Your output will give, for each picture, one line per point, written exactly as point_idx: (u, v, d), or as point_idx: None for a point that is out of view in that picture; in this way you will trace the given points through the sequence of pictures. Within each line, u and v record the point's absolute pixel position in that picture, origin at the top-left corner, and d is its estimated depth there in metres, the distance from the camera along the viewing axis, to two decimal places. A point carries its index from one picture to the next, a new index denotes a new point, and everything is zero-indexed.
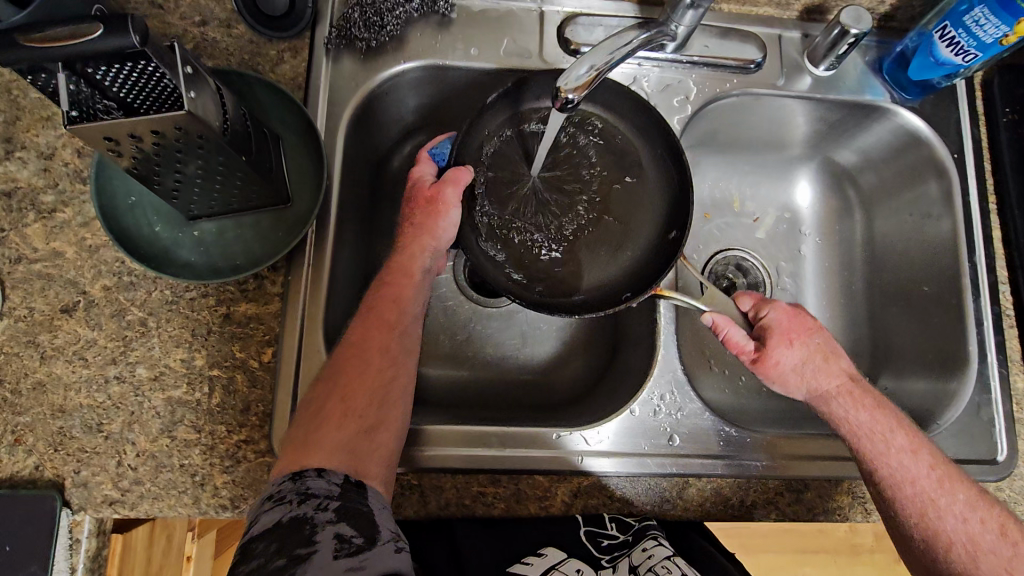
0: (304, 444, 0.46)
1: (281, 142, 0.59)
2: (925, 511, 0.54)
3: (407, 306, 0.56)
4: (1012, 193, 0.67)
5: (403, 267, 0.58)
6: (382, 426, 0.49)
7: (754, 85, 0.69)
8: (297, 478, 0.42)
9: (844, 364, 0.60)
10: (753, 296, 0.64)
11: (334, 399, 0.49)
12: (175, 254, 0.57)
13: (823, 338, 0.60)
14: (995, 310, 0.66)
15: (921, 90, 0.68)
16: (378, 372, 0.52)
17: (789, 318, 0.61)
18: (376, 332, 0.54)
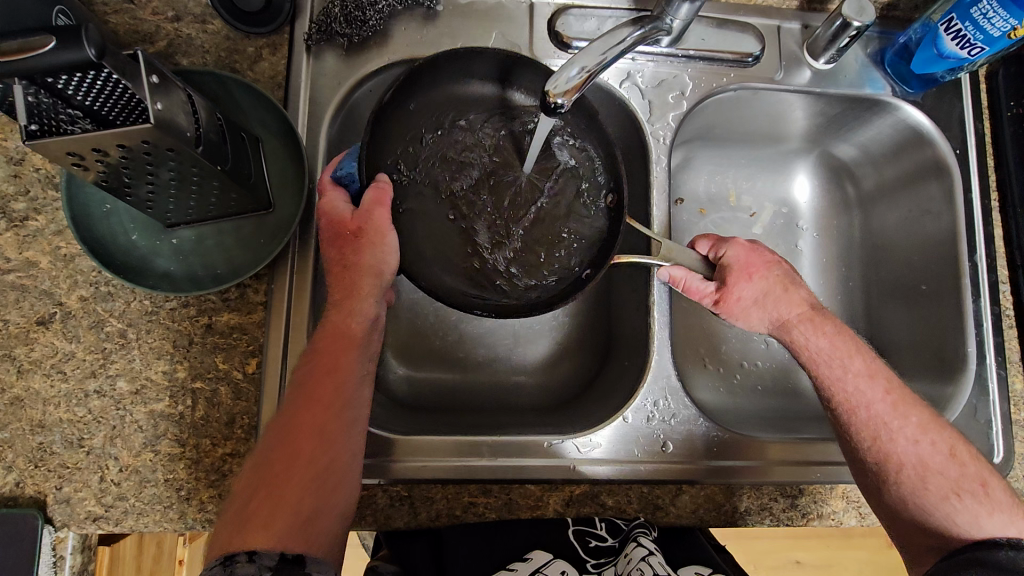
0: (241, 529, 0.44)
1: (261, 145, 0.57)
2: (878, 435, 0.54)
3: (345, 377, 0.52)
4: (1015, 191, 0.66)
5: (341, 330, 0.53)
6: (326, 500, 0.47)
7: (751, 80, 0.66)
8: (226, 565, 0.41)
9: (804, 293, 0.59)
10: (709, 238, 0.61)
11: (262, 490, 0.46)
12: (154, 263, 0.55)
13: (779, 269, 0.59)
14: (995, 311, 0.65)
15: (923, 83, 0.66)
16: (314, 454, 0.48)
17: (746, 253, 0.59)
18: (309, 410, 0.49)
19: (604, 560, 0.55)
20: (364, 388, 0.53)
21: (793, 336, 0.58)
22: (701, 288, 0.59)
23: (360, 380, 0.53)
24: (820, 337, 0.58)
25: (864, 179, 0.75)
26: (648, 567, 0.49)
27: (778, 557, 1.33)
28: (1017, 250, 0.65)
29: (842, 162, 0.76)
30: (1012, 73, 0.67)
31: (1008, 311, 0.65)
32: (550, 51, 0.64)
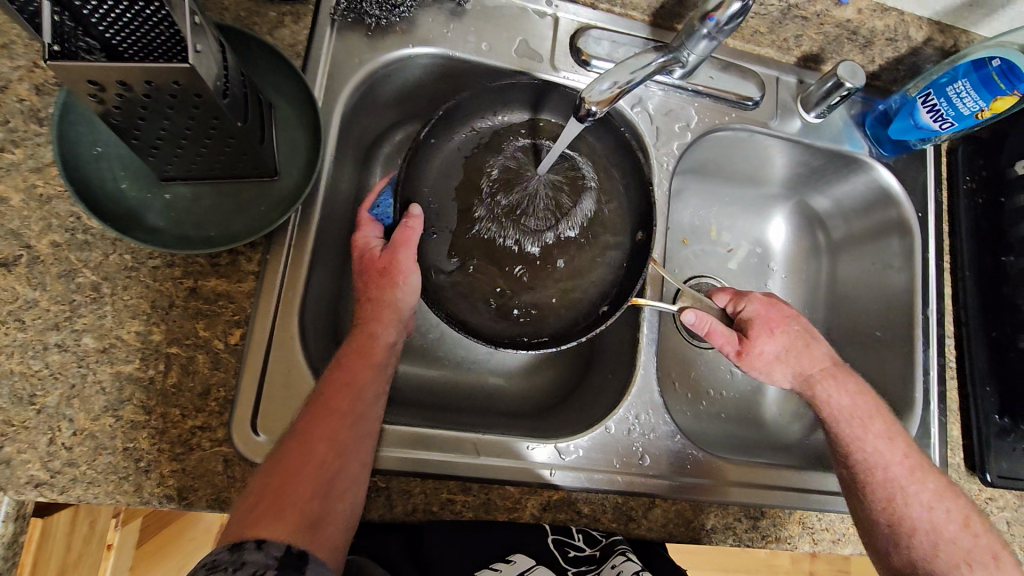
0: (248, 521, 0.42)
1: (275, 111, 0.55)
2: (894, 498, 0.58)
3: (363, 393, 0.51)
4: (965, 255, 0.72)
5: (363, 348, 0.53)
6: (333, 508, 0.46)
7: (750, 122, 0.71)
8: (234, 550, 0.39)
9: (825, 350, 0.63)
10: (728, 292, 0.65)
11: (268, 494, 0.44)
12: (144, 217, 0.51)
13: (799, 324, 0.63)
14: (940, 361, 0.70)
15: (896, 148, 0.72)
16: (321, 468, 0.46)
17: (766, 307, 0.63)
18: (320, 424, 0.48)
19: (584, 568, 0.53)
20: (380, 405, 0.52)
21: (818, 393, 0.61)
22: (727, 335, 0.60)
23: (373, 400, 0.52)
24: (839, 394, 0.61)
25: (834, 230, 0.82)
26: None
27: None
28: (963, 309, 0.71)
29: (816, 212, 0.82)
30: (969, 151, 0.75)
31: (950, 363, 0.71)
32: (570, 66, 0.66)
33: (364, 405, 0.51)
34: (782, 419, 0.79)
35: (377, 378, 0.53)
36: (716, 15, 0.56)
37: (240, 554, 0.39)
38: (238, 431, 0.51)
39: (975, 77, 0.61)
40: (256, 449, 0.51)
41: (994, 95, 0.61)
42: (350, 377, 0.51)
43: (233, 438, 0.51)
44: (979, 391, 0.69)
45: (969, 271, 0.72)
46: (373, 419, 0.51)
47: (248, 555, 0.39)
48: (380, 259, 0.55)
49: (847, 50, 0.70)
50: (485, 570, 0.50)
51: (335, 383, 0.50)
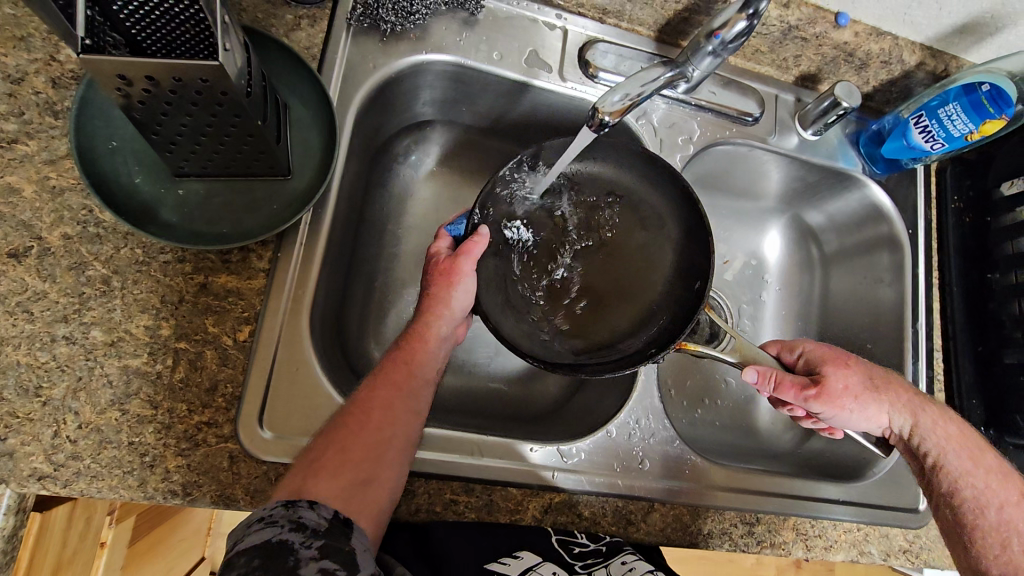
0: (303, 478, 0.45)
1: (289, 112, 0.56)
2: (1008, 543, 0.54)
3: (419, 370, 0.55)
4: (953, 272, 0.75)
5: (419, 332, 0.56)
6: (380, 472, 0.48)
7: (749, 137, 0.73)
8: (289, 506, 0.42)
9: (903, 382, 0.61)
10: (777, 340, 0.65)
11: (330, 448, 0.47)
12: (157, 212, 0.52)
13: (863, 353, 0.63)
14: (929, 374, 0.73)
15: (888, 166, 0.75)
16: (382, 426, 0.50)
17: (826, 348, 0.61)
18: (382, 391, 0.52)
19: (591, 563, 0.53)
20: (433, 386, 0.55)
21: (925, 424, 0.59)
22: (795, 381, 0.58)
23: (428, 381, 0.55)
24: (938, 422, 0.59)
25: (828, 245, 0.84)
26: None
27: None
28: (951, 324, 0.74)
29: (811, 228, 0.85)
30: (957, 172, 0.78)
31: (938, 376, 0.73)
32: (579, 77, 0.67)
33: (421, 382, 0.54)
34: (776, 429, 0.81)
35: (433, 361, 0.56)
36: (721, 33, 0.58)
37: (297, 511, 0.42)
38: (243, 427, 0.51)
39: (965, 101, 0.64)
40: (262, 446, 0.51)
41: (982, 118, 0.63)
42: (411, 353, 0.55)
43: (239, 434, 0.51)
44: (966, 404, 0.71)
45: (956, 287, 0.74)
46: (425, 403, 0.54)
47: (304, 514, 0.42)
48: (442, 262, 0.58)
49: (843, 71, 0.73)
50: (495, 564, 0.50)
51: (400, 358, 0.55)
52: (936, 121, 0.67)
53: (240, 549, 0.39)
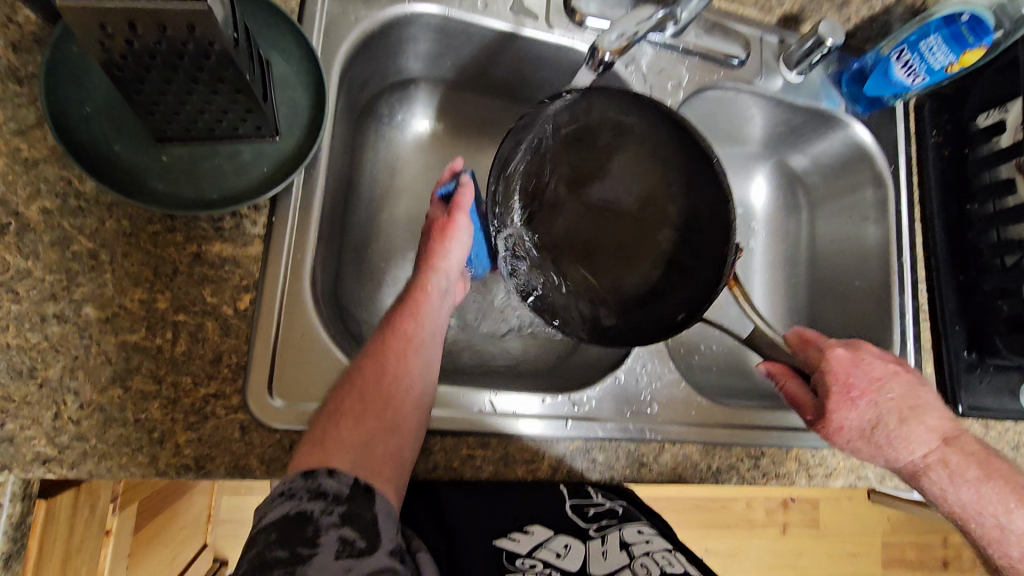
0: (323, 431, 0.45)
1: (272, 70, 0.54)
2: None
3: (425, 323, 0.55)
4: (934, 205, 0.77)
5: (419, 285, 0.58)
6: (399, 420, 0.48)
7: (737, 81, 0.73)
8: (311, 475, 0.41)
9: (926, 421, 0.58)
10: (804, 336, 0.63)
11: (349, 396, 0.48)
12: (142, 180, 0.49)
13: (894, 386, 0.59)
14: (915, 305, 0.75)
15: (869, 105, 0.76)
16: (396, 371, 0.50)
17: (847, 368, 0.59)
18: (393, 342, 0.52)
19: (604, 524, 0.55)
20: (440, 340, 0.56)
21: (927, 486, 0.59)
22: (801, 395, 0.61)
23: (435, 332, 0.56)
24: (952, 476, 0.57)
25: (812, 187, 0.85)
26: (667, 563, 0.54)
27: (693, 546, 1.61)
28: (935, 256, 0.76)
29: (795, 172, 0.86)
30: (935, 107, 0.79)
31: (923, 307, 0.76)
32: (565, 25, 0.65)
33: (429, 331, 0.55)
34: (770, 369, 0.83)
35: (439, 312, 0.58)
36: None
37: (319, 481, 0.41)
38: (253, 395, 0.50)
39: (947, 32, 0.65)
40: (273, 414, 0.50)
41: (963, 48, 0.65)
42: (416, 306, 0.56)
43: (248, 403, 0.50)
44: (949, 332, 0.74)
45: (938, 220, 0.77)
46: (436, 350, 0.55)
47: (324, 483, 0.41)
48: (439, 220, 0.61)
49: (825, 10, 0.73)
50: (506, 540, 0.51)
51: (406, 308, 0.56)
52: (918, 55, 0.68)
53: (264, 523, 0.39)
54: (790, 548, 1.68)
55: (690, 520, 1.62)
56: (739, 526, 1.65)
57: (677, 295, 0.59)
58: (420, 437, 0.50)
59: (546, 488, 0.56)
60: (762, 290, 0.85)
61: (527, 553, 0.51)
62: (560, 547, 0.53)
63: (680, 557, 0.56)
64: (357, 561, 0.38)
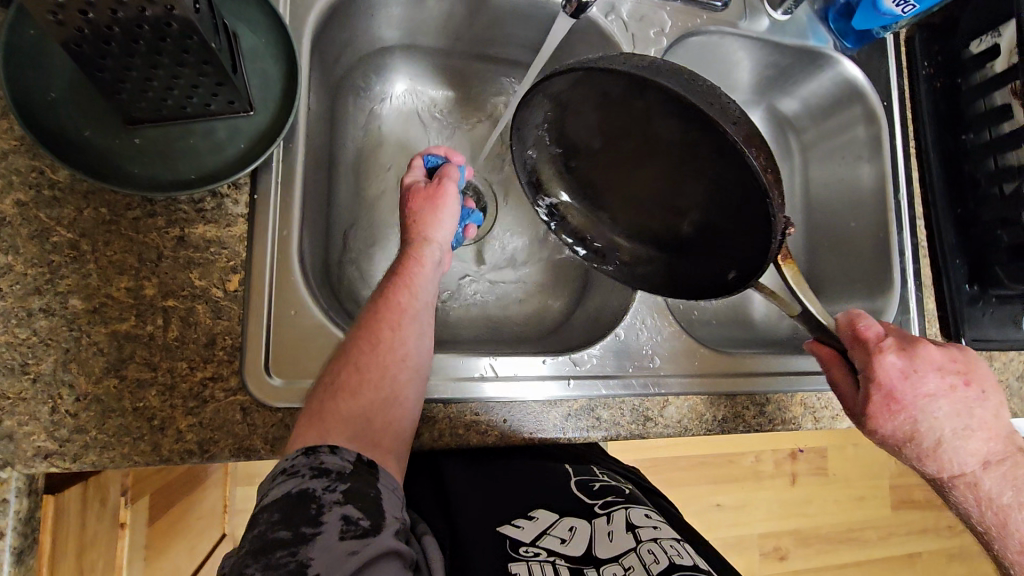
0: (321, 407, 0.45)
1: (241, 42, 0.52)
2: None
3: (419, 293, 0.54)
4: (929, 138, 0.76)
5: (411, 255, 0.56)
6: (400, 389, 0.48)
7: (720, 24, 0.71)
8: (311, 452, 0.41)
9: (968, 441, 0.53)
10: (871, 334, 0.53)
11: (346, 369, 0.47)
12: (117, 165, 0.48)
13: (944, 403, 0.53)
14: (913, 242, 0.75)
15: (858, 40, 0.75)
16: (391, 342, 0.49)
17: (898, 380, 0.52)
18: (387, 314, 0.51)
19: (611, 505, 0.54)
20: (433, 307, 0.54)
21: (953, 500, 0.56)
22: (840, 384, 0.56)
23: (430, 302, 0.55)
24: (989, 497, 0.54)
25: (804, 131, 0.84)
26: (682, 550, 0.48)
27: (703, 501, 1.66)
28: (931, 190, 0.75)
29: (786, 116, 0.84)
30: (925, 38, 0.78)
31: (922, 243, 0.75)
32: None
33: (423, 300, 0.54)
34: (771, 318, 0.82)
35: (432, 282, 0.56)
36: None
37: (321, 457, 0.41)
38: (250, 376, 0.49)
39: None
40: (272, 393, 0.49)
41: None
42: (410, 277, 0.54)
43: (246, 384, 0.49)
44: (950, 267, 0.73)
45: (933, 153, 0.76)
46: (431, 320, 0.54)
47: (325, 459, 0.41)
48: (426, 189, 0.60)
49: None
50: (507, 526, 0.50)
51: (399, 279, 0.54)
52: None
53: (267, 503, 0.40)
54: (798, 498, 1.73)
55: (700, 476, 1.66)
56: (747, 480, 1.69)
57: (721, 251, 0.52)
58: (421, 405, 0.50)
59: (534, 459, 0.59)
60: None
61: (531, 542, 0.48)
62: (565, 532, 0.50)
63: (692, 550, 0.50)
64: (362, 541, 0.38)
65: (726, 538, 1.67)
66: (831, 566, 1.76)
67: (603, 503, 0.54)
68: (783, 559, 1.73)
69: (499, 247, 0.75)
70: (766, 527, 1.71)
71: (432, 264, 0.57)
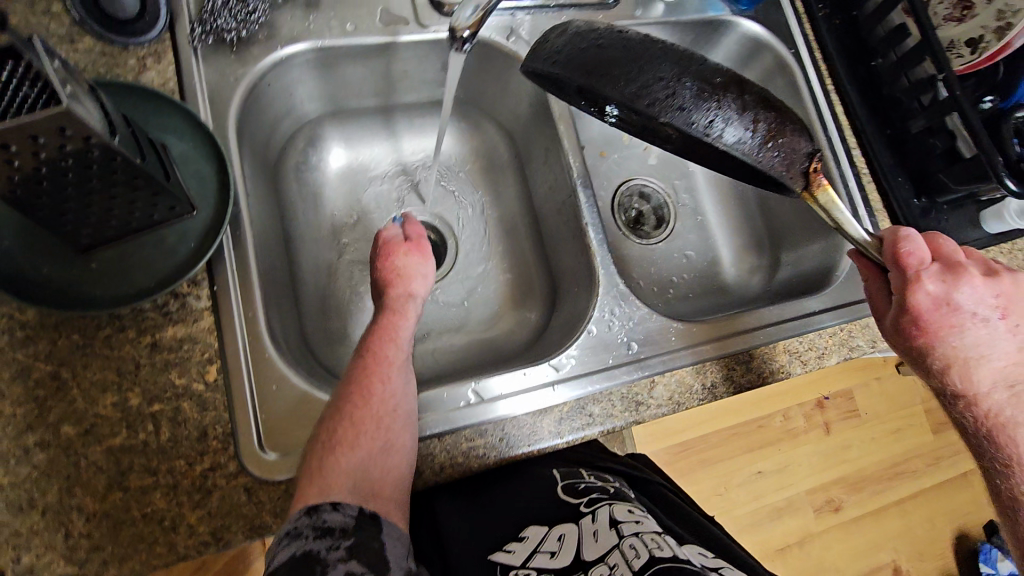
0: (320, 467, 0.46)
1: (171, 150, 0.55)
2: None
3: (401, 341, 0.55)
4: (841, 71, 0.80)
5: (391, 305, 0.58)
6: (395, 438, 0.49)
7: (616, 19, 0.75)
8: (313, 512, 0.42)
9: (986, 370, 0.50)
10: (917, 256, 0.50)
11: (340, 427, 0.48)
12: (79, 292, 0.50)
13: (973, 332, 0.50)
14: (854, 171, 0.77)
15: (751, 0, 0.77)
16: (382, 395, 0.50)
17: (932, 305, 0.50)
18: (375, 367, 0.52)
19: (596, 501, 0.55)
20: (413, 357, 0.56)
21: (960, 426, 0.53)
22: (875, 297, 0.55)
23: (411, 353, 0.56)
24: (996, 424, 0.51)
25: None
26: (662, 543, 0.48)
27: (745, 471, 1.68)
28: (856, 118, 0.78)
29: None
30: None
31: (864, 171, 0.78)
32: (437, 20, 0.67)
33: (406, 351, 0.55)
34: (742, 280, 0.86)
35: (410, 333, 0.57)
36: None
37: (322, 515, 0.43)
38: (247, 456, 0.51)
39: None
40: (271, 468, 0.51)
41: None
42: (392, 332, 0.56)
43: (244, 465, 0.51)
44: (895, 186, 0.76)
45: (850, 83, 0.79)
46: (413, 369, 0.55)
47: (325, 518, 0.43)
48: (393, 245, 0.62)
49: None
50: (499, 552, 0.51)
51: (381, 334, 0.55)
52: None
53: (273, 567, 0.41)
54: (835, 446, 1.76)
55: (734, 449, 1.68)
56: (782, 442, 1.72)
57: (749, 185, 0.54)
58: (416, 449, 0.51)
59: (537, 471, 0.60)
60: (711, 203, 0.89)
61: (521, 564, 0.50)
62: (555, 544, 0.51)
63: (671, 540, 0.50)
64: None
65: (776, 503, 1.68)
66: (887, 505, 1.75)
67: (590, 500, 0.56)
68: (838, 510, 1.72)
69: (467, 275, 0.78)
70: (811, 483, 1.72)
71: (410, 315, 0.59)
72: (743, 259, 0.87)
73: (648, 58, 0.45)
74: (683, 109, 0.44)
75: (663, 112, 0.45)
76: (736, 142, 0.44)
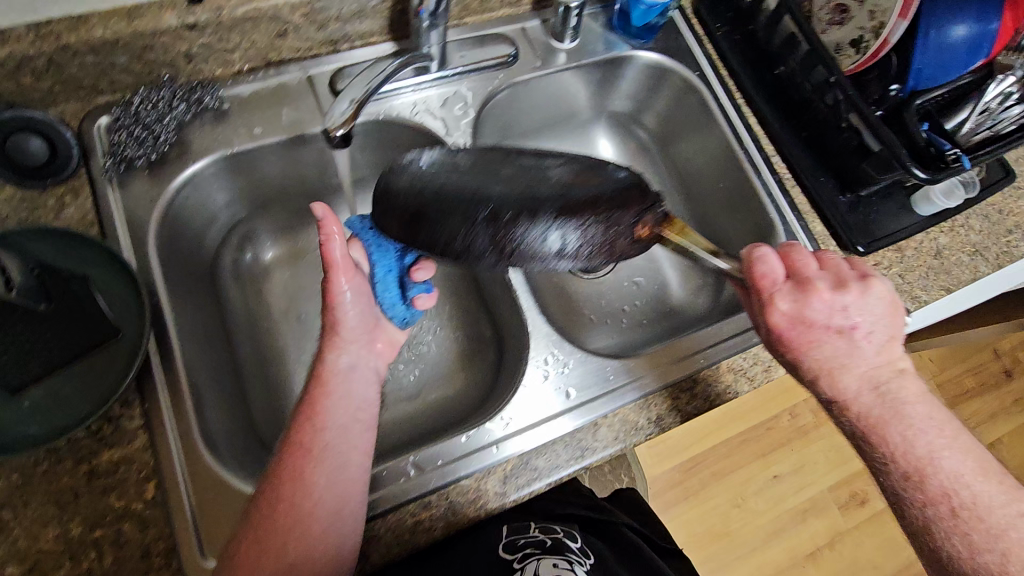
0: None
1: (91, 279, 0.57)
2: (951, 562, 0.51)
3: (327, 422, 0.55)
4: (748, 85, 0.81)
5: (320, 378, 0.57)
6: (303, 547, 0.51)
7: (517, 75, 0.77)
8: None
9: (848, 378, 0.55)
10: (772, 279, 0.56)
11: (250, 544, 0.50)
12: (12, 432, 0.52)
13: (832, 344, 0.55)
14: (776, 178, 0.78)
15: (649, 32, 0.80)
16: (298, 494, 0.52)
17: (787, 323, 0.56)
18: (295, 462, 0.53)
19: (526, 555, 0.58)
20: (343, 435, 0.56)
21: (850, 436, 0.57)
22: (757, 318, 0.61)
23: (349, 420, 0.56)
24: (877, 430, 0.54)
25: (648, 120, 0.90)
26: None
27: (761, 479, 1.63)
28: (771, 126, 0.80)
29: (626, 115, 0.91)
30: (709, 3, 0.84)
31: (786, 176, 0.79)
32: None
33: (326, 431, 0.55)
34: (692, 297, 0.85)
35: (343, 402, 0.57)
36: (422, 7, 0.63)
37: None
38: (190, 568, 0.51)
39: None
40: None
41: None
42: (316, 413, 0.56)
43: None
44: (821, 185, 0.77)
45: (757, 94, 0.81)
46: (362, 436, 0.57)
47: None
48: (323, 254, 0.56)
49: None
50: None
51: (306, 418, 0.56)
52: None
53: None
54: None
55: (744, 456, 1.65)
56: (794, 440, 1.68)
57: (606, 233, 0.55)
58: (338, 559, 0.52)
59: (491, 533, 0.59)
60: None
61: None
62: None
63: None
64: None
65: (798, 505, 1.63)
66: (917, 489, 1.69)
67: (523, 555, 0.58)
68: (866, 502, 1.66)
69: (415, 341, 0.79)
70: (833, 479, 1.66)
71: (344, 376, 0.58)
72: (690, 277, 0.86)
73: (463, 207, 0.54)
74: (483, 250, 0.54)
75: (516, 233, 0.53)
76: (577, 248, 0.54)
